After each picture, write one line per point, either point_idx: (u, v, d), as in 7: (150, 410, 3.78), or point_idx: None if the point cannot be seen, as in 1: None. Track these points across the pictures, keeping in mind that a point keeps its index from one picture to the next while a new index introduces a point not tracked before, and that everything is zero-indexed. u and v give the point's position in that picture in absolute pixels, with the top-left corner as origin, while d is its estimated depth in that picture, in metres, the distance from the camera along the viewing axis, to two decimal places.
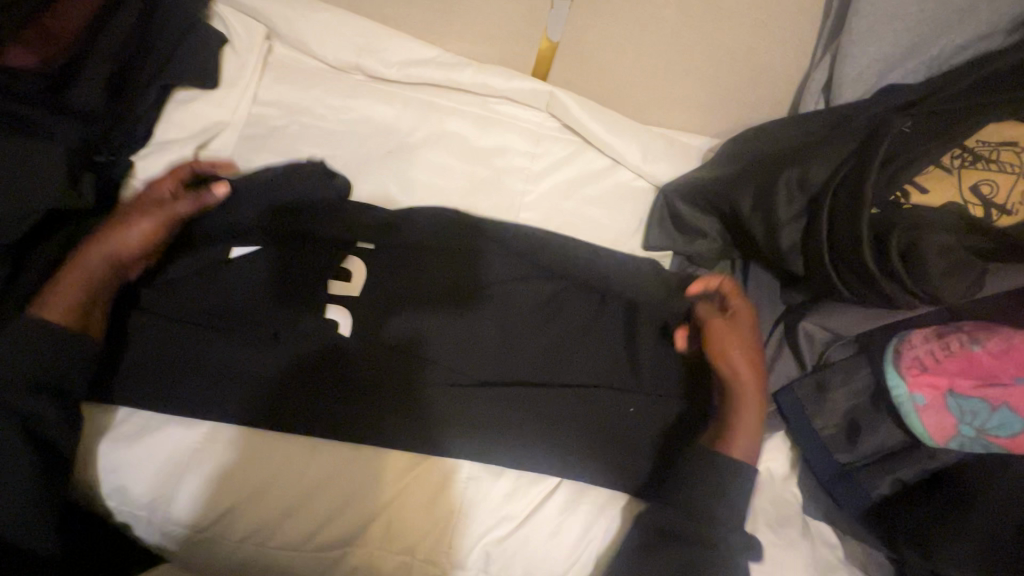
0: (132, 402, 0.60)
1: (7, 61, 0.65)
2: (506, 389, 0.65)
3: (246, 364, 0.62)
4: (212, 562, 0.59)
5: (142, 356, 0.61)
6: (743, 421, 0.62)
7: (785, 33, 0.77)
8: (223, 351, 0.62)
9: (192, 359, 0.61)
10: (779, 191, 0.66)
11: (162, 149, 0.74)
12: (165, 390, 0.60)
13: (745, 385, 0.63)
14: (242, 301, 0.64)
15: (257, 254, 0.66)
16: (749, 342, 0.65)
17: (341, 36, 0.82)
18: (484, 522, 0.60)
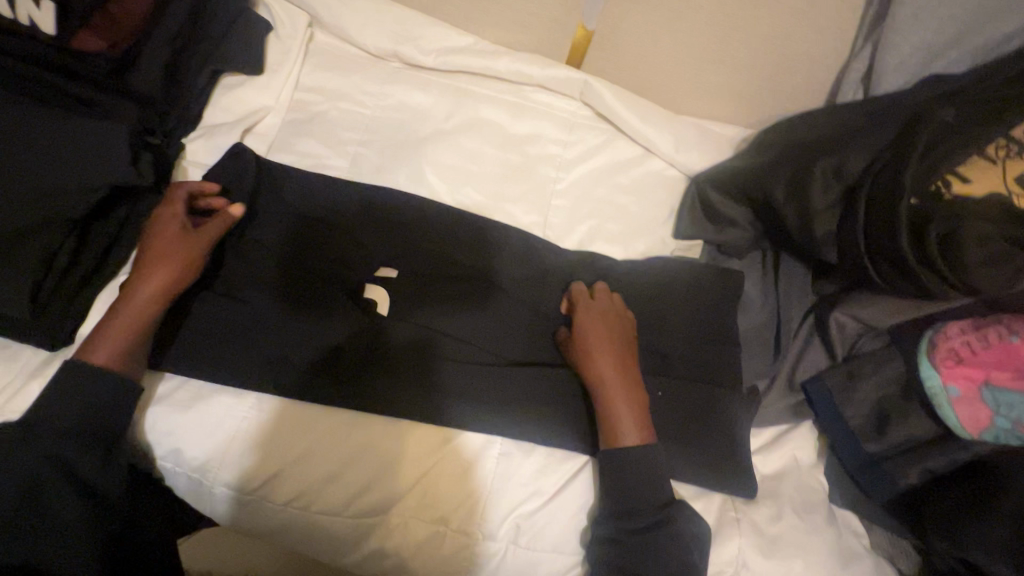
0: (184, 371, 0.63)
1: (77, 45, 0.67)
2: (534, 368, 0.67)
3: (290, 338, 0.65)
4: (259, 523, 0.62)
5: (197, 328, 0.65)
6: (628, 410, 0.62)
7: (827, 21, 0.75)
8: (269, 322, 0.65)
9: (242, 332, 0.65)
10: (815, 181, 0.66)
11: (210, 131, 0.77)
12: (214, 361, 0.64)
13: (608, 379, 0.63)
14: (291, 281, 0.68)
15: (307, 236, 0.70)
16: (608, 331, 0.66)
17: (381, 24, 0.84)
18: (512, 497, 0.62)
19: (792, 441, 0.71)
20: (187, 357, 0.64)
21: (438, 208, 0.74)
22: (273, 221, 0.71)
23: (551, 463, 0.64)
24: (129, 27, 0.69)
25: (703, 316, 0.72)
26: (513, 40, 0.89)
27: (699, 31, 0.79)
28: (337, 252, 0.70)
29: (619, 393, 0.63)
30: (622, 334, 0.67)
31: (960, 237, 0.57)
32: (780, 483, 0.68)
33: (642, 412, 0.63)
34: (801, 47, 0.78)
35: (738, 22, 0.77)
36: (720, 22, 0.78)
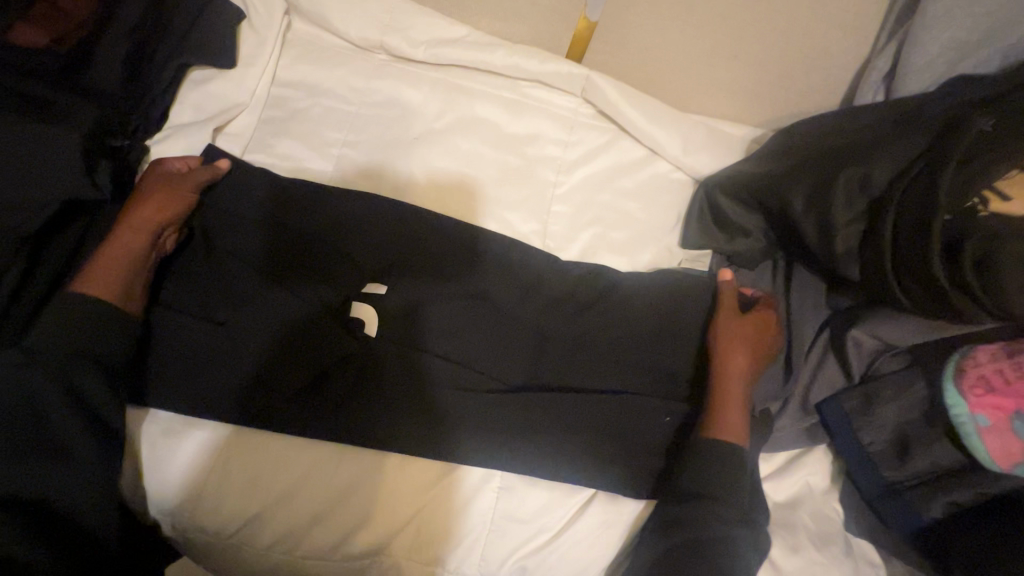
0: (155, 400, 0.58)
1: (16, 38, 0.61)
2: (537, 395, 0.62)
3: (265, 361, 0.59)
4: (241, 566, 0.57)
5: (166, 355, 0.59)
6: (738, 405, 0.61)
7: (850, 16, 0.69)
8: (243, 348, 0.58)
9: (215, 355, 0.59)
10: (837, 192, 0.62)
11: (179, 132, 0.70)
12: (187, 390, 0.58)
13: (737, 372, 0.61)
14: (266, 299, 0.60)
15: (284, 244, 0.63)
16: (766, 329, 0.65)
17: (366, 13, 0.77)
18: (515, 535, 0.58)
19: (806, 467, 0.68)
20: (159, 387, 0.58)
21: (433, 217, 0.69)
22: (236, 230, 0.63)
23: (556, 497, 0.60)
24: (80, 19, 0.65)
25: None
26: (510, 31, 0.82)
27: (712, 24, 0.73)
28: (320, 261, 0.63)
29: (734, 388, 0.61)
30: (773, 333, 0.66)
31: (997, 259, 0.54)
32: (795, 511, 0.65)
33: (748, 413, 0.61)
34: (821, 43, 0.73)
35: (754, 15, 0.71)
36: (735, 15, 0.72)
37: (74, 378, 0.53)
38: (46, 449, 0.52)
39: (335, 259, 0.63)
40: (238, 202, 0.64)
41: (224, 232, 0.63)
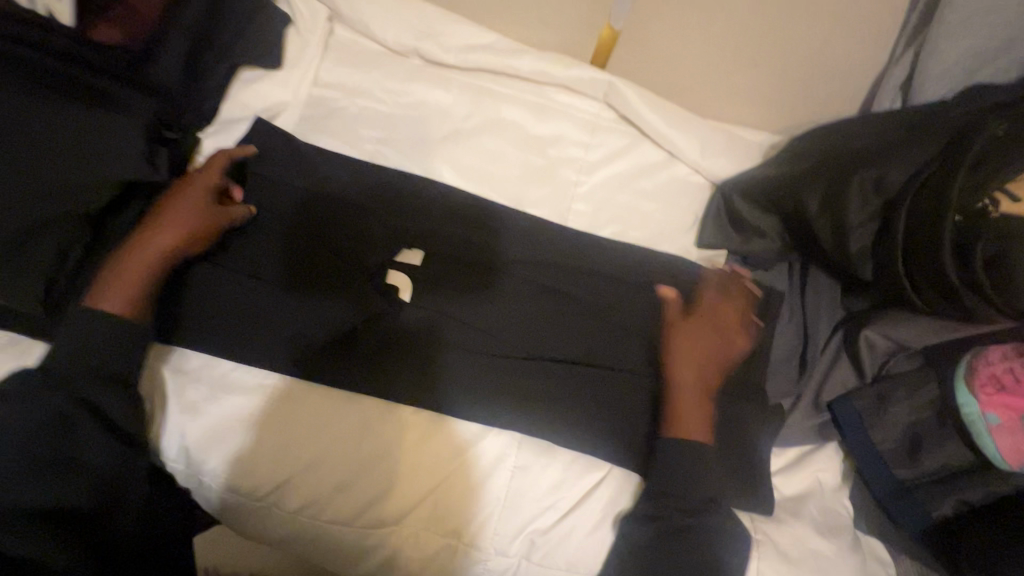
0: (203, 348, 0.63)
1: (98, 36, 0.68)
2: (568, 367, 0.68)
3: (310, 324, 0.64)
4: (269, 529, 0.61)
5: (218, 316, 0.64)
6: (698, 400, 0.64)
7: (867, 25, 0.72)
8: (293, 312, 0.65)
9: (264, 319, 0.64)
10: (852, 194, 0.64)
11: (227, 126, 0.75)
12: (237, 344, 0.63)
13: (691, 370, 0.65)
14: (317, 266, 0.67)
15: (333, 222, 0.69)
16: (728, 329, 0.69)
17: (403, 20, 0.83)
18: (526, 512, 0.61)
19: (817, 463, 0.68)
20: (211, 339, 0.63)
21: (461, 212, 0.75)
22: (283, 214, 0.69)
23: (563, 482, 0.63)
24: (150, 19, 0.71)
25: None
26: (538, 37, 0.86)
27: (731, 32, 0.77)
28: (361, 239, 0.69)
29: (693, 384, 0.65)
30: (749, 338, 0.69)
31: (1009, 260, 0.55)
32: (803, 504, 0.66)
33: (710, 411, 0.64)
34: (839, 53, 0.75)
35: (773, 24, 0.75)
36: (755, 24, 0.75)
37: (93, 393, 0.56)
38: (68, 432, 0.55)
39: (386, 238, 0.70)
40: (294, 183, 0.71)
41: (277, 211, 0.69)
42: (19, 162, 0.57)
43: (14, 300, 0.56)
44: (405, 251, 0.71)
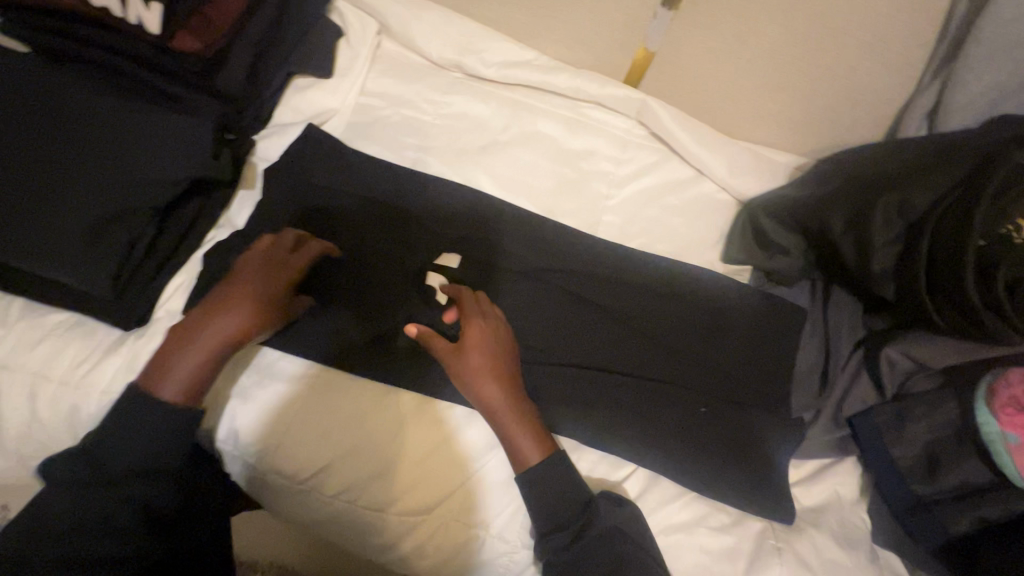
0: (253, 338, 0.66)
1: (173, 44, 0.67)
2: (595, 373, 0.71)
3: (357, 321, 0.68)
4: (308, 512, 0.64)
5: None
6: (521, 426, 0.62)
7: (895, 54, 0.74)
8: (340, 309, 0.69)
9: (312, 314, 0.68)
10: (876, 216, 0.66)
11: (280, 130, 0.80)
12: (286, 335, 0.67)
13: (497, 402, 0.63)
14: (365, 269, 0.71)
15: (382, 229, 0.74)
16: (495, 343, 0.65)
17: (447, 36, 0.87)
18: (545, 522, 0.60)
19: (835, 476, 0.70)
20: None
21: (497, 219, 0.78)
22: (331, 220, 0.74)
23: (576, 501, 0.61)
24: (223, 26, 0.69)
25: (746, 343, 0.74)
26: (575, 56, 0.90)
27: (762, 57, 0.80)
28: (408, 245, 0.74)
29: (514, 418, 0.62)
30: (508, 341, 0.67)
31: None
32: (821, 515, 0.68)
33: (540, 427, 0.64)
34: (866, 80, 0.78)
35: (804, 51, 0.77)
36: (785, 50, 0.78)
37: (143, 468, 0.55)
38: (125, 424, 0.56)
39: (428, 244, 0.75)
40: (348, 190, 0.77)
41: (331, 214, 0.75)
42: (94, 157, 0.63)
43: (82, 283, 0.60)
44: (443, 254, 0.75)
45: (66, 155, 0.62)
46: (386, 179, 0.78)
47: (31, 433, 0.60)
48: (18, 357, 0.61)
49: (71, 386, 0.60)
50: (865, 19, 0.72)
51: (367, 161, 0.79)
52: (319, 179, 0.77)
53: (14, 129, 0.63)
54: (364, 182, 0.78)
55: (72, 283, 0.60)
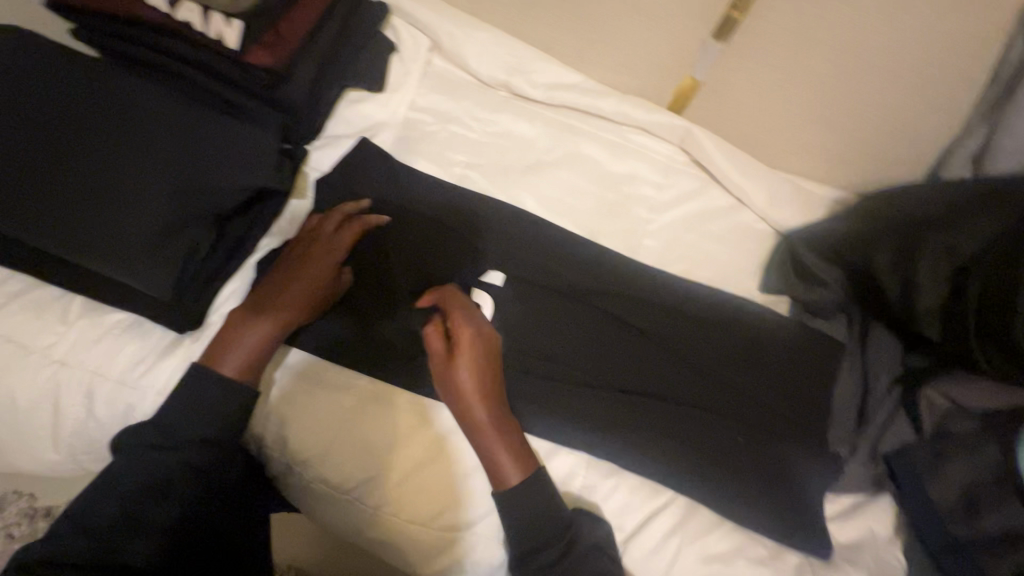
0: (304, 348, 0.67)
1: (247, 59, 0.69)
2: (636, 400, 0.71)
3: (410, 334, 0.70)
4: (350, 521, 0.65)
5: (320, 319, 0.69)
6: (502, 446, 0.62)
7: (944, 95, 0.74)
8: (393, 320, 0.70)
9: (364, 326, 0.69)
10: (923, 259, 0.68)
11: (332, 142, 0.82)
12: (340, 346, 0.68)
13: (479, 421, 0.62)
14: (416, 282, 0.72)
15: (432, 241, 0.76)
16: (481, 361, 0.64)
17: (497, 56, 0.89)
18: (537, 535, 0.59)
19: (870, 513, 0.70)
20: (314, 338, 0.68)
21: (540, 239, 0.79)
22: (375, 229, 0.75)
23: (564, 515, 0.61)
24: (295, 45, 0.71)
25: (785, 374, 0.75)
26: (620, 81, 0.92)
27: (808, 92, 0.81)
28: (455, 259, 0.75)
29: (492, 436, 0.62)
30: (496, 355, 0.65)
31: None
32: (857, 552, 0.68)
33: (522, 446, 0.63)
34: (912, 120, 0.78)
35: (851, 90, 0.79)
36: (831, 88, 0.79)
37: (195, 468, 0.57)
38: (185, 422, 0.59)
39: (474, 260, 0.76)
40: (396, 203, 0.78)
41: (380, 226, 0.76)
42: (163, 164, 0.65)
43: (148, 287, 0.62)
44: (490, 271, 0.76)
45: (137, 161, 0.64)
46: (433, 194, 0.80)
47: (89, 428, 0.62)
48: (77, 354, 0.63)
49: (128, 385, 0.62)
50: (914, 63, 0.73)
51: (415, 175, 0.81)
52: (370, 191, 0.78)
53: (85, 134, 0.65)
54: (414, 197, 0.79)
55: (138, 287, 0.62)
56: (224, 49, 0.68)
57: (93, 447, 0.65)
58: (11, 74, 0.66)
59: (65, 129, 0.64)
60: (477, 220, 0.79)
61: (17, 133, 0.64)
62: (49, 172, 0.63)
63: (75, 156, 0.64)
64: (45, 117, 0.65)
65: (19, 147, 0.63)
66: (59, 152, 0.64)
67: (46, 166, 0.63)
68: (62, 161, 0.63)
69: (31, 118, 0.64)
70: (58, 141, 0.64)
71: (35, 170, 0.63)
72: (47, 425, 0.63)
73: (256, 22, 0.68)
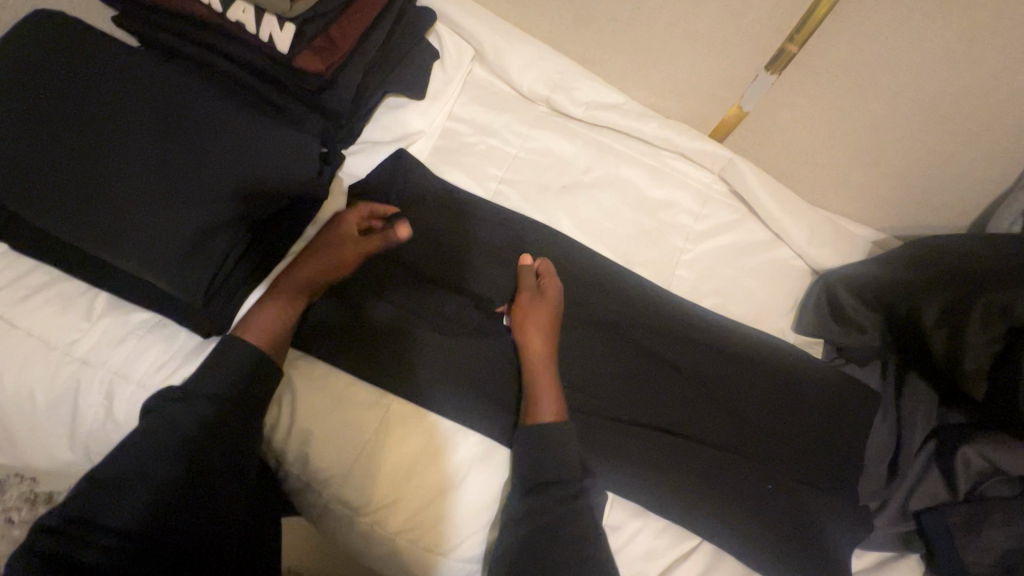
0: (336, 361, 0.68)
1: (295, 62, 0.67)
2: (662, 436, 0.70)
3: (445, 353, 0.70)
4: (368, 543, 0.65)
5: (354, 331, 0.69)
6: (550, 384, 0.67)
7: (1003, 149, 0.71)
8: (424, 339, 0.70)
9: (400, 343, 0.69)
10: (974, 320, 0.66)
11: (367, 148, 0.80)
12: (369, 362, 0.68)
13: (539, 354, 0.68)
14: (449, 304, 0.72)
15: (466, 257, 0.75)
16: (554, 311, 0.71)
17: (540, 70, 0.87)
18: (529, 559, 0.57)
19: (897, 571, 0.69)
20: (344, 352, 0.68)
21: (574, 264, 0.78)
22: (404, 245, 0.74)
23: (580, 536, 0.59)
24: (344, 51, 0.69)
25: (816, 422, 0.73)
26: (663, 104, 0.90)
27: (859, 133, 0.78)
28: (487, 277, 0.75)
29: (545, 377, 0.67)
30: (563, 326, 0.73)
31: None
32: None
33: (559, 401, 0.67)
34: (964, 169, 0.75)
35: (908, 135, 0.75)
36: (887, 131, 0.76)
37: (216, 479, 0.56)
38: (229, 430, 0.58)
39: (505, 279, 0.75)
40: (429, 216, 0.76)
41: (414, 239, 0.75)
42: (202, 164, 0.63)
43: (179, 289, 0.61)
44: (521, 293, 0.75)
45: (173, 160, 0.62)
46: (468, 208, 0.78)
47: (110, 429, 0.62)
48: (100, 353, 0.62)
49: (150, 388, 0.61)
50: (979, 114, 0.69)
51: (449, 187, 0.79)
52: (405, 203, 0.77)
53: (122, 125, 0.63)
54: (446, 207, 0.77)
55: (167, 288, 0.61)
56: (274, 49, 0.67)
57: (107, 448, 0.63)
58: (50, 64, 0.64)
59: (99, 120, 0.63)
60: (512, 240, 0.77)
61: (51, 123, 0.62)
62: (80, 164, 0.61)
63: (107, 149, 0.62)
64: (80, 106, 0.63)
65: (52, 137, 0.62)
66: (90, 144, 0.62)
67: (78, 159, 0.61)
68: (94, 154, 0.61)
69: (66, 107, 0.63)
70: (92, 133, 0.62)
71: (66, 162, 0.61)
72: (66, 423, 0.62)
73: (310, 23, 0.65)
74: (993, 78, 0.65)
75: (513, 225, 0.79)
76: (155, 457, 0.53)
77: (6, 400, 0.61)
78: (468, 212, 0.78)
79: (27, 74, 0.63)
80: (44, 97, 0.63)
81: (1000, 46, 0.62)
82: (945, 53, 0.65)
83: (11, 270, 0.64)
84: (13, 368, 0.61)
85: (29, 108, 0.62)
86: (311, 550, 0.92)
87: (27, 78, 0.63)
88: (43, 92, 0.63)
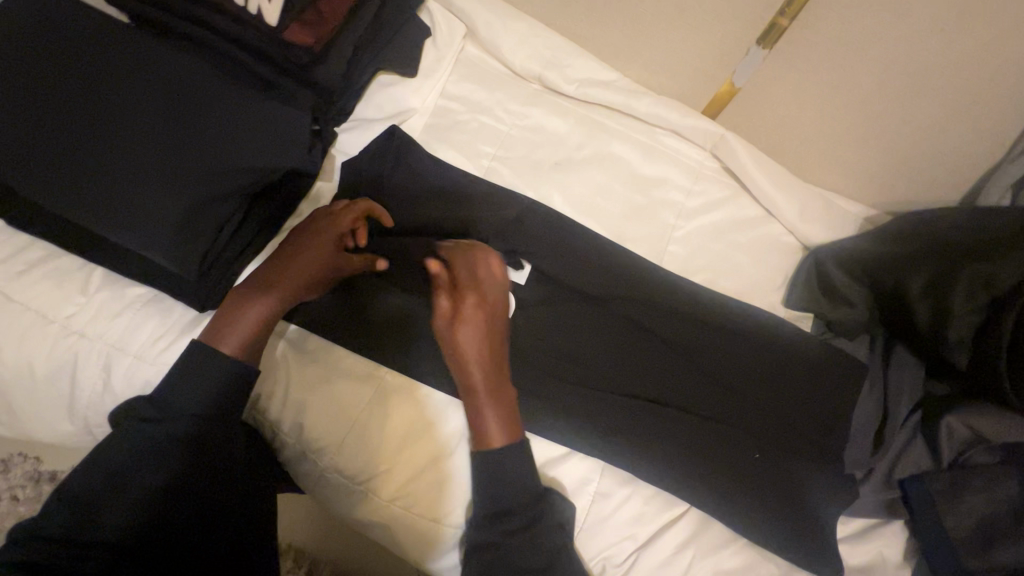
0: (330, 335, 0.69)
1: (285, 36, 0.68)
2: (653, 407, 0.71)
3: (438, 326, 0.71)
4: (363, 512, 0.67)
5: (348, 306, 0.70)
6: (492, 406, 0.62)
7: (992, 122, 0.71)
8: (417, 313, 0.71)
9: (394, 318, 0.70)
10: (958, 287, 0.67)
11: (361, 126, 0.81)
12: (364, 336, 0.69)
13: (478, 384, 0.62)
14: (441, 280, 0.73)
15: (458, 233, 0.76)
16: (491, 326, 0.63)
17: (533, 47, 0.86)
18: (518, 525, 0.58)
19: (880, 538, 0.71)
20: (338, 326, 0.69)
21: (566, 240, 0.78)
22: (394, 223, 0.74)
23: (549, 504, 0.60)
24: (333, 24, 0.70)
25: (804, 394, 0.74)
26: (656, 81, 0.90)
27: (851, 108, 0.78)
28: None
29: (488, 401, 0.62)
30: (502, 329, 0.65)
31: None
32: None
33: (514, 412, 0.63)
34: (954, 143, 0.76)
35: (899, 108, 0.75)
36: (877, 106, 0.76)
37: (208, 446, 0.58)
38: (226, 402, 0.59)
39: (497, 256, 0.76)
40: (421, 193, 0.77)
41: (406, 216, 0.75)
42: (193, 139, 0.63)
43: (173, 263, 0.62)
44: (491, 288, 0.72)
45: (165, 134, 0.63)
46: (461, 185, 0.78)
47: (109, 401, 0.63)
48: (97, 327, 0.63)
49: (146, 361, 0.62)
50: (969, 86, 0.69)
51: (441, 164, 0.79)
52: (397, 180, 0.77)
53: (114, 100, 0.63)
54: (439, 185, 0.78)
55: (161, 262, 0.62)
56: (264, 23, 0.67)
57: (106, 420, 0.65)
58: (42, 39, 0.64)
59: (91, 95, 0.63)
60: (504, 217, 0.78)
61: (44, 98, 0.62)
62: (73, 140, 0.62)
63: (99, 124, 0.62)
64: (71, 82, 0.63)
65: (45, 112, 0.62)
66: (82, 120, 0.62)
67: (70, 134, 0.62)
68: (87, 129, 0.62)
69: (57, 82, 0.63)
70: (84, 108, 0.62)
71: (60, 138, 0.62)
72: (66, 395, 0.64)
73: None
74: (982, 50, 0.65)
75: (505, 202, 0.79)
76: (138, 469, 0.53)
77: (7, 373, 0.63)
78: (460, 190, 0.78)
79: (17, 51, 0.64)
80: (36, 72, 0.63)
81: (989, 16, 0.62)
82: (934, 25, 0.65)
83: (8, 246, 0.65)
84: (13, 342, 0.62)
85: (21, 85, 0.63)
86: (311, 524, 0.94)
87: (17, 54, 0.64)
88: (34, 68, 0.63)
